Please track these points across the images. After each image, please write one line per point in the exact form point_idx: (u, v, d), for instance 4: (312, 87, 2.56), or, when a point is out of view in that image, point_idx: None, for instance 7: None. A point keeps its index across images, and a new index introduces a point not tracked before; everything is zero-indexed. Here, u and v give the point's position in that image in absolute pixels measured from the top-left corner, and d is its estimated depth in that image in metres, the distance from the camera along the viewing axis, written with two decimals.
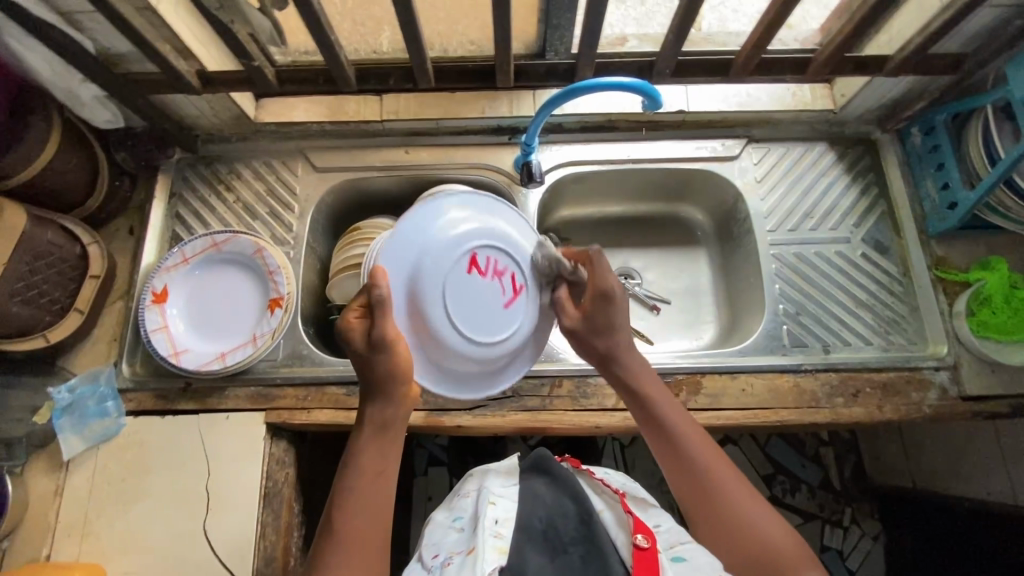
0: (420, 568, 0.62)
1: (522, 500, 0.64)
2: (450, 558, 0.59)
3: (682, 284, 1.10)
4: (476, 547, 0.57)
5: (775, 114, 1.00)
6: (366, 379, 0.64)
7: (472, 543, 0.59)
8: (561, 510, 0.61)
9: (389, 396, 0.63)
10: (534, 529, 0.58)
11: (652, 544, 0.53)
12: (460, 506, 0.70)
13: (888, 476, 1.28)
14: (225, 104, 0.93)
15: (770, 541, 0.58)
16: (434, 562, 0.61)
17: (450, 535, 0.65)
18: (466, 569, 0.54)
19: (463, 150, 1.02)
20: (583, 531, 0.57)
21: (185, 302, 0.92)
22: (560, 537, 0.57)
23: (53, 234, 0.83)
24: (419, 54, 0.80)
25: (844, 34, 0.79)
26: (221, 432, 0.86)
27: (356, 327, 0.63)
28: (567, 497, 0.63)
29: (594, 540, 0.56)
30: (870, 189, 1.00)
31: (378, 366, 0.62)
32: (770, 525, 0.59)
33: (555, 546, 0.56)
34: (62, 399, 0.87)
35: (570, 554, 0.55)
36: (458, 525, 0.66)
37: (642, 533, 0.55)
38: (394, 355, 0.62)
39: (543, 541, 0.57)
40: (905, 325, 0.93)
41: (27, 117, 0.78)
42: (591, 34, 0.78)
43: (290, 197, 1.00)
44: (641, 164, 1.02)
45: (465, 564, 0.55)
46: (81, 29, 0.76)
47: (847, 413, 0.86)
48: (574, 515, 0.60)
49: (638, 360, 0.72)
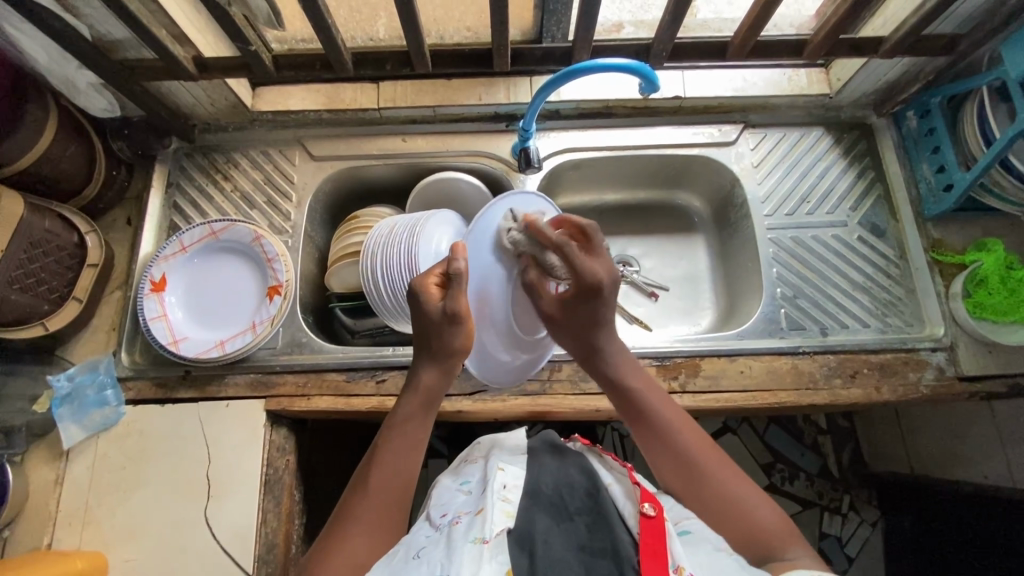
0: (427, 526, 0.62)
1: (530, 471, 0.65)
2: (458, 517, 0.59)
3: (680, 271, 1.11)
4: (484, 508, 0.57)
5: (771, 98, 1.01)
6: (422, 341, 0.68)
7: (480, 505, 0.59)
8: (567, 482, 0.63)
9: (449, 366, 0.68)
10: (541, 497, 0.60)
11: (659, 513, 0.52)
12: (468, 471, 0.71)
13: (885, 462, 1.29)
14: (221, 92, 0.93)
15: (759, 515, 0.59)
16: (442, 521, 0.61)
17: (458, 497, 0.65)
18: (473, 528, 0.54)
19: (460, 137, 1.02)
20: (589, 502, 0.58)
21: (186, 291, 0.92)
22: (566, 505, 0.58)
23: (50, 223, 0.82)
24: (416, 39, 0.80)
25: (839, 15, 0.79)
26: (220, 419, 0.86)
27: (433, 293, 0.67)
28: (575, 470, 0.65)
29: (600, 511, 0.57)
30: (867, 173, 1.00)
31: (448, 335, 0.66)
32: (757, 499, 0.60)
33: (562, 513, 0.57)
34: (61, 387, 0.87)
35: (575, 521, 0.56)
36: (466, 488, 0.67)
37: (649, 502, 0.54)
38: (464, 329, 0.67)
39: (551, 509, 0.58)
40: (902, 307, 0.93)
41: (25, 104, 0.78)
42: (587, 17, 0.78)
43: (288, 185, 1.00)
44: (638, 150, 1.02)
45: (473, 524, 0.55)
46: (76, 15, 0.75)
47: (845, 394, 0.87)
48: (581, 487, 0.61)
49: (618, 350, 0.73)
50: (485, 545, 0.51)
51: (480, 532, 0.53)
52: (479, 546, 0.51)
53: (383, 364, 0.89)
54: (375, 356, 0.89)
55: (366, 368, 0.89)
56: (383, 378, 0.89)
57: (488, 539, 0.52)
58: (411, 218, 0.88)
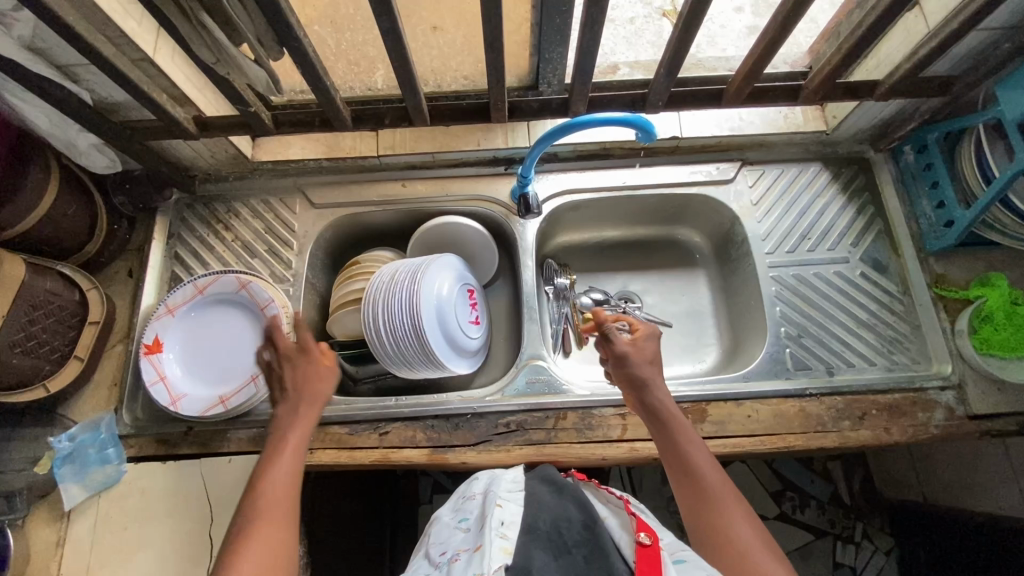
0: (427, 564, 0.64)
1: (529, 507, 0.64)
2: (457, 555, 0.60)
3: (682, 306, 1.10)
4: (482, 544, 0.57)
5: (767, 136, 1.01)
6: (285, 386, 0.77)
7: (478, 541, 0.60)
8: (565, 515, 0.62)
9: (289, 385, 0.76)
10: (539, 532, 0.59)
11: (655, 541, 0.55)
12: (467, 508, 0.71)
13: (898, 489, 1.27)
14: (222, 145, 0.93)
15: (758, 558, 0.60)
16: (442, 559, 0.62)
17: (457, 534, 0.66)
18: (472, 565, 0.55)
19: (459, 182, 1.03)
20: (587, 534, 0.59)
21: (166, 340, 0.89)
22: (565, 539, 0.58)
23: (51, 282, 0.82)
24: (415, 94, 0.78)
25: (833, 63, 0.77)
26: (222, 476, 0.86)
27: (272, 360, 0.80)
28: (570, 503, 0.64)
29: (599, 544, 0.57)
30: (866, 208, 1.00)
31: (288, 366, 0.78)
32: (757, 545, 0.61)
33: (559, 547, 0.57)
34: (63, 447, 0.86)
35: (573, 555, 0.57)
36: (465, 526, 0.67)
37: (644, 531, 0.57)
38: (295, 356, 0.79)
39: (548, 543, 0.58)
40: (908, 345, 0.92)
41: (25, 168, 0.78)
42: (582, 73, 0.78)
43: (289, 234, 1.00)
44: (636, 190, 1.02)
45: (472, 560, 0.56)
46: (77, 81, 0.75)
47: (854, 436, 0.86)
48: (579, 520, 0.61)
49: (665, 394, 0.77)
50: None
51: (478, 567, 0.54)
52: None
53: (386, 415, 0.88)
54: (379, 407, 0.89)
55: (369, 420, 0.89)
56: (386, 430, 0.88)
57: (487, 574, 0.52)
58: (412, 265, 0.93)
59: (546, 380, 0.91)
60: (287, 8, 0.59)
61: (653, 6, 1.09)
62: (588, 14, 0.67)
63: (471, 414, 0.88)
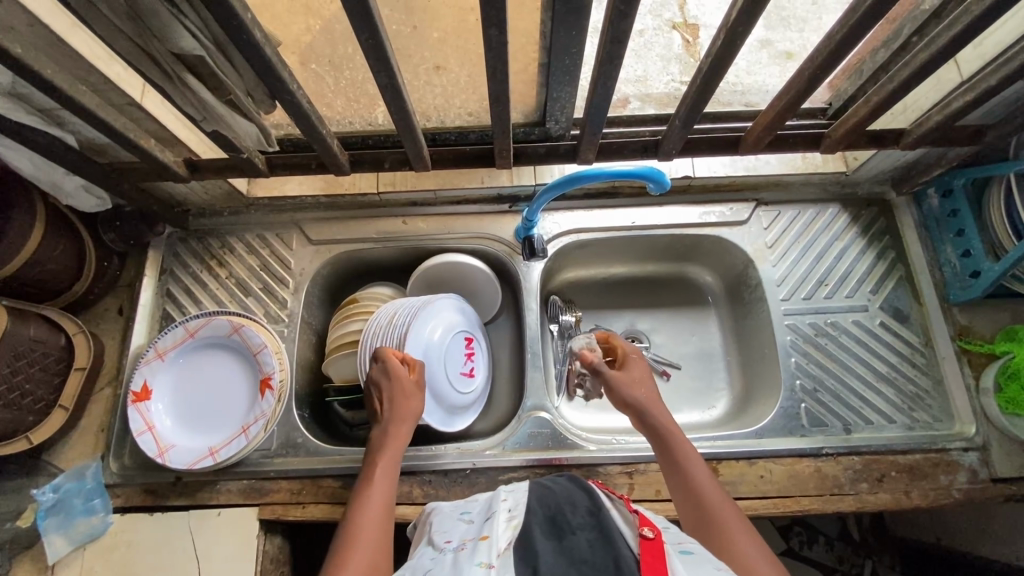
0: (431, 549, 0.58)
1: (534, 495, 0.62)
2: (463, 544, 0.56)
3: (691, 348, 1.06)
4: (489, 535, 0.55)
5: (784, 176, 0.97)
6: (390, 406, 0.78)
7: (483, 532, 0.57)
8: (569, 501, 0.59)
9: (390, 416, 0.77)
10: (541, 519, 0.56)
11: (658, 535, 0.49)
12: (470, 504, 0.68)
13: (909, 526, 1.16)
14: (216, 183, 0.90)
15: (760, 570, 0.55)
16: (447, 545, 0.57)
17: (460, 526, 0.62)
18: (478, 553, 0.51)
19: (461, 219, 0.99)
20: (592, 521, 0.54)
21: (154, 387, 0.86)
22: (567, 522, 0.55)
23: (35, 330, 0.79)
24: (414, 143, 0.74)
25: (860, 114, 0.73)
26: (211, 529, 0.83)
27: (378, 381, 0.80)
28: (579, 491, 0.61)
29: (602, 529, 0.53)
30: (887, 252, 0.96)
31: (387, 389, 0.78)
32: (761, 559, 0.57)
33: (562, 529, 0.54)
34: (47, 499, 0.83)
35: (576, 537, 0.52)
36: (468, 519, 0.63)
37: (647, 524, 0.51)
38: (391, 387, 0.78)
39: (551, 526, 0.55)
40: (929, 401, 0.88)
41: (8, 212, 0.74)
42: (594, 121, 0.74)
43: (285, 271, 0.97)
44: (646, 230, 0.98)
45: (478, 549, 0.52)
46: (62, 124, 0.71)
47: (872, 500, 0.82)
48: (583, 507, 0.57)
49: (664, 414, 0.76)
50: (492, 568, 0.48)
51: (486, 556, 0.50)
52: (485, 570, 0.48)
53: None
54: None
55: None
56: None
57: (493, 562, 0.49)
58: (412, 305, 0.89)
59: (550, 434, 0.87)
60: (281, 65, 0.56)
61: (664, 18, 1.11)
62: (600, 70, 0.63)
63: (471, 468, 0.84)
